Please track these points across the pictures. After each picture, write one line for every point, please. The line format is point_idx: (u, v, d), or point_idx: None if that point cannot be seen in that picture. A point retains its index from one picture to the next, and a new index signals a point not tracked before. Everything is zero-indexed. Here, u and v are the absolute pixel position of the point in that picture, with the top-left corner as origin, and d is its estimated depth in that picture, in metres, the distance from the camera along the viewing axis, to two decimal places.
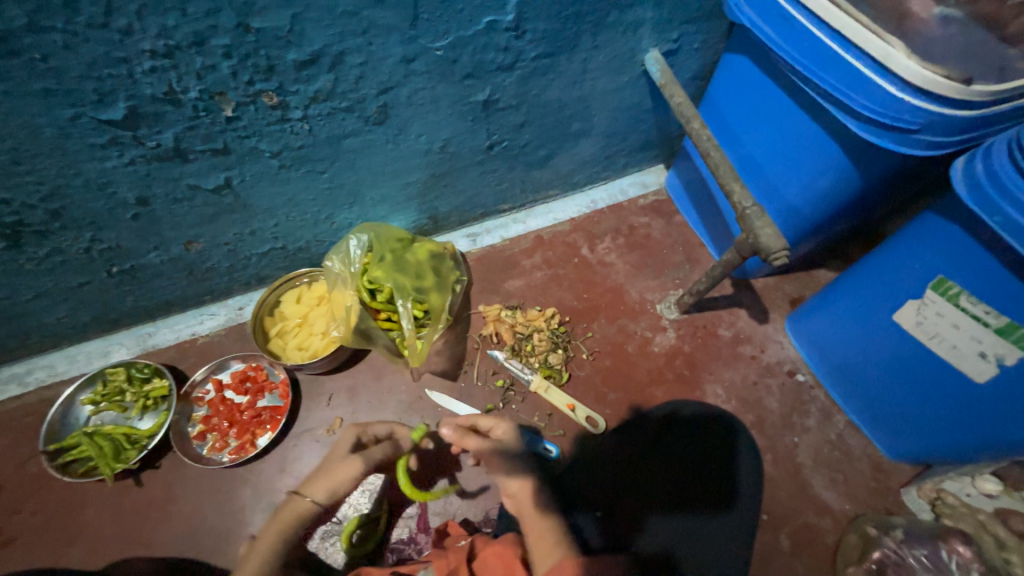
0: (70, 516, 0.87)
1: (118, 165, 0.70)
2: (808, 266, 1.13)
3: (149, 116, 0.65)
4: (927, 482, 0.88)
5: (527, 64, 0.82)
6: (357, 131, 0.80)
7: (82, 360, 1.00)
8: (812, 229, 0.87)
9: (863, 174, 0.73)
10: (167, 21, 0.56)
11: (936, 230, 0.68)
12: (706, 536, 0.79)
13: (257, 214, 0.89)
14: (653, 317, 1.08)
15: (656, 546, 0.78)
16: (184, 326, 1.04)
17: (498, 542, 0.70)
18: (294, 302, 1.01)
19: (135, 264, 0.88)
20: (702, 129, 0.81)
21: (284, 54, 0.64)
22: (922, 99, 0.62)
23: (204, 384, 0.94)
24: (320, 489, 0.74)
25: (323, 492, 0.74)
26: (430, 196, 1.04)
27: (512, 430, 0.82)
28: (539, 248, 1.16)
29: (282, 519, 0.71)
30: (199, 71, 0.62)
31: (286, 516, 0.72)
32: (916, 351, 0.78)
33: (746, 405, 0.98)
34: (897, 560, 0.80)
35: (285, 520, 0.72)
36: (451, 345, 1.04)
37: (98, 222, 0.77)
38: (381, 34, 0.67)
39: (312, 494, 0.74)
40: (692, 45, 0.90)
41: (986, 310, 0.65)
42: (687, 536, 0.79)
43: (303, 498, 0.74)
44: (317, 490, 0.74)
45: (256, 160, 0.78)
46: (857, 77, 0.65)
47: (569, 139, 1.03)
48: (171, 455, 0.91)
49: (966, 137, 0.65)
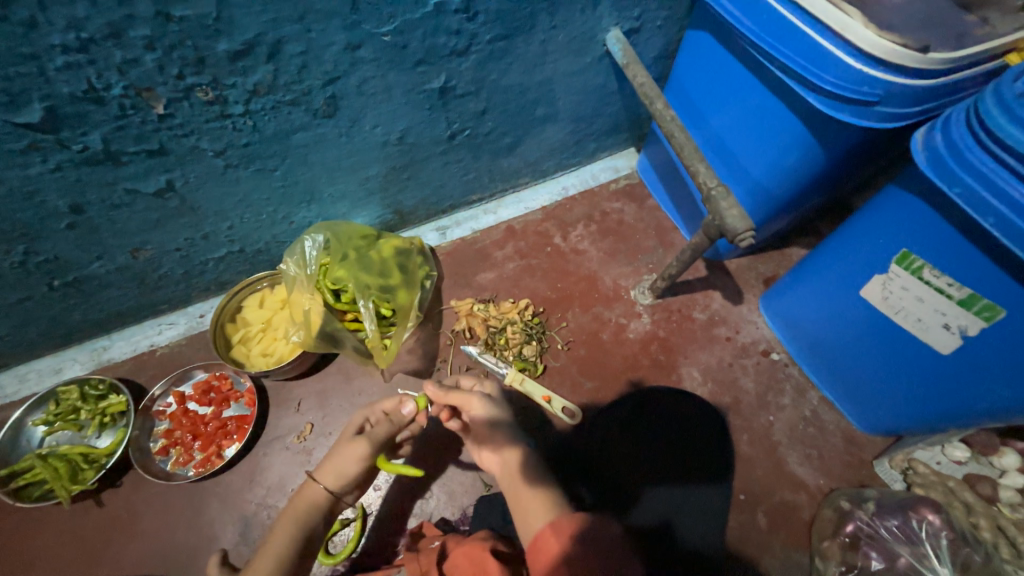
0: (28, 542, 0.83)
1: (43, 171, 0.65)
2: (779, 245, 1.13)
3: (71, 118, 0.60)
4: (899, 453, 0.89)
5: (482, 47, 0.78)
6: (306, 125, 0.76)
7: (33, 379, 0.95)
8: (779, 208, 0.87)
9: (827, 149, 0.72)
10: (76, 12, 0.51)
11: (900, 204, 0.67)
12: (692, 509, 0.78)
13: (208, 217, 0.84)
14: (627, 303, 1.06)
15: (655, 517, 0.76)
16: (141, 337, 1.00)
17: (467, 542, 0.66)
18: (256, 307, 0.98)
19: (79, 275, 0.83)
20: (665, 109, 0.79)
21: (213, 45, 0.60)
22: (881, 70, 0.60)
23: (165, 397, 0.91)
24: (329, 474, 0.70)
25: (333, 478, 0.69)
26: (393, 190, 1.01)
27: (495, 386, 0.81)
28: (511, 238, 1.14)
29: (296, 506, 0.68)
30: (120, 65, 0.58)
31: (301, 504, 0.68)
32: (884, 324, 0.78)
33: (722, 386, 0.98)
34: (870, 533, 0.80)
35: (299, 509, 0.67)
36: (423, 343, 1.02)
37: (30, 233, 0.72)
38: (319, 20, 0.63)
39: (323, 479, 0.70)
40: (654, 22, 0.88)
41: (949, 282, 0.65)
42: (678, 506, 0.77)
43: (313, 483, 0.69)
44: (326, 475, 0.70)
45: (198, 160, 0.73)
46: (816, 50, 0.63)
47: (535, 125, 1.00)
48: (133, 472, 0.88)
49: (924, 107, 0.64)
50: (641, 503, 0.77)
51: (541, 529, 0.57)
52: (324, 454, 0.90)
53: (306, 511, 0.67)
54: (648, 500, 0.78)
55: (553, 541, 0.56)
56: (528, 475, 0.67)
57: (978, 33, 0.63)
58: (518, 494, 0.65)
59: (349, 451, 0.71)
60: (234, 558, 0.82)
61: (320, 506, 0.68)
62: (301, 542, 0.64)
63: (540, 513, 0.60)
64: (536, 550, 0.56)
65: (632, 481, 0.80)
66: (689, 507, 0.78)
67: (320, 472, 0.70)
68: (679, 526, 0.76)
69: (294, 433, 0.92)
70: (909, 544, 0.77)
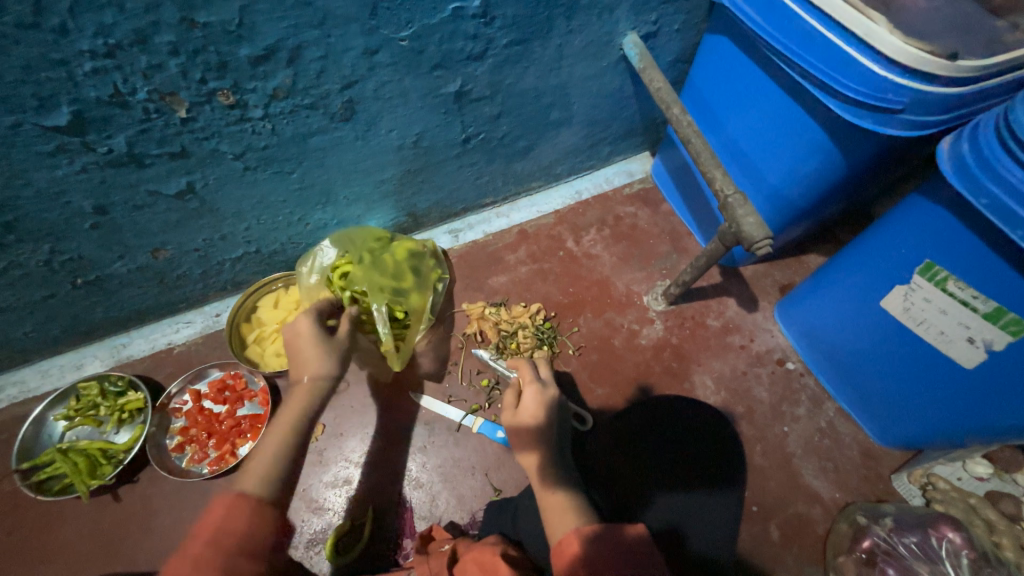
0: (47, 534, 0.85)
1: (70, 173, 0.66)
2: (796, 252, 1.11)
3: (96, 121, 0.62)
4: (917, 468, 0.88)
5: (499, 51, 0.78)
6: (323, 128, 0.77)
7: (55, 374, 0.97)
8: (798, 215, 0.85)
9: (848, 156, 0.71)
10: (104, 19, 0.53)
11: (922, 214, 0.66)
12: (703, 515, 0.75)
13: (226, 218, 0.86)
14: (640, 309, 1.06)
15: (661, 521, 0.73)
16: (160, 335, 1.02)
17: (478, 546, 0.66)
18: (271, 307, 0.99)
19: (100, 274, 0.85)
20: (683, 115, 0.78)
21: (236, 50, 0.61)
22: (906, 77, 0.59)
23: (182, 395, 0.92)
24: (319, 364, 0.68)
25: (332, 362, 0.69)
26: (408, 192, 1.01)
27: (539, 398, 0.77)
28: (523, 242, 1.14)
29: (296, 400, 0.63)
30: (145, 70, 0.59)
31: (297, 400, 0.64)
32: (904, 336, 0.76)
33: (736, 395, 0.97)
34: (888, 549, 0.79)
35: (300, 403, 0.64)
36: (435, 346, 1.02)
37: (56, 233, 0.74)
38: (339, 25, 0.64)
39: (311, 373, 0.67)
40: (672, 27, 0.87)
41: (974, 295, 0.63)
42: (687, 512, 0.74)
43: (303, 380, 0.66)
44: (317, 367, 0.67)
45: (218, 163, 0.75)
46: (837, 55, 0.62)
47: (549, 129, 1.00)
48: (150, 468, 0.89)
49: (951, 116, 0.63)
50: (650, 509, 0.75)
51: (565, 533, 0.61)
52: (336, 454, 0.92)
53: (307, 404, 0.64)
54: (658, 504, 0.75)
55: (573, 547, 0.59)
56: (547, 478, 0.69)
57: (1009, 39, 0.62)
58: (543, 497, 0.67)
59: (339, 347, 0.72)
60: None
61: (323, 393, 0.66)
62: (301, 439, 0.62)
63: (559, 520, 0.63)
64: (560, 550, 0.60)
65: (639, 487, 0.77)
66: (699, 514, 0.75)
67: (311, 364, 0.67)
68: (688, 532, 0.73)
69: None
70: (927, 562, 0.76)
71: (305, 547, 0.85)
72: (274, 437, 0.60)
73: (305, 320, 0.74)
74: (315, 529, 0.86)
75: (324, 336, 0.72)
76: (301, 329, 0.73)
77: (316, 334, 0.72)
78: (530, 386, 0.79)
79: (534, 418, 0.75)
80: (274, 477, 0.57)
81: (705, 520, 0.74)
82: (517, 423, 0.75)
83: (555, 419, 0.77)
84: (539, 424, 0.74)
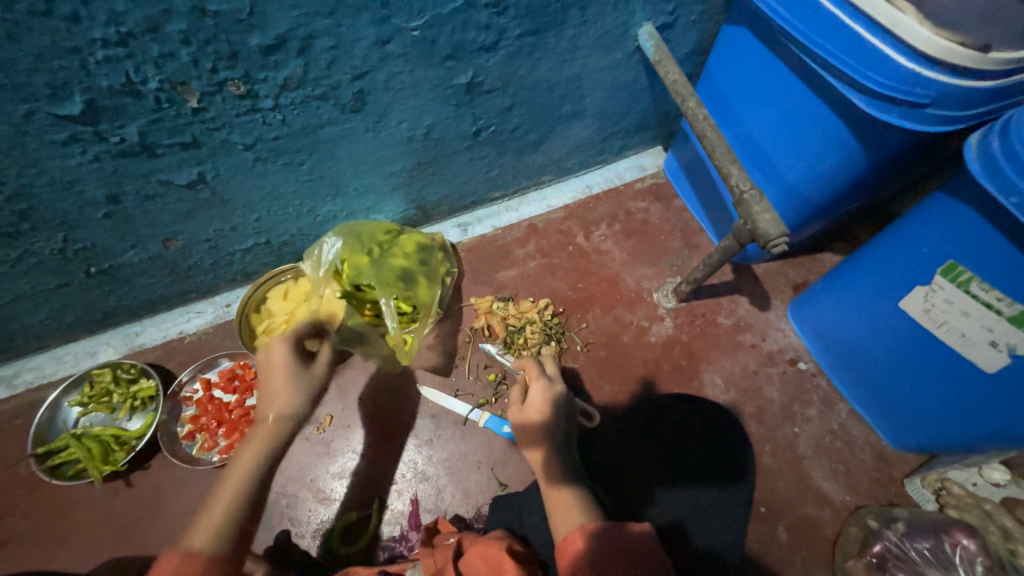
0: (61, 518, 0.86)
1: (83, 162, 0.67)
2: (811, 250, 1.09)
3: (109, 110, 0.62)
4: (931, 473, 0.86)
5: (512, 42, 0.77)
6: (333, 119, 0.77)
7: (69, 361, 0.99)
8: (814, 213, 0.83)
9: (870, 152, 0.69)
10: (116, 7, 0.52)
11: (947, 213, 0.64)
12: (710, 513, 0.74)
13: (237, 209, 0.86)
14: (650, 306, 1.04)
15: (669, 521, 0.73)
16: (171, 324, 1.03)
17: (483, 540, 0.66)
18: (281, 298, 0.99)
19: (113, 263, 0.86)
20: (699, 108, 0.76)
21: (246, 39, 0.60)
22: (935, 70, 0.57)
23: (192, 384, 0.93)
24: (285, 399, 0.64)
25: (299, 397, 0.65)
26: (417, 185, 1.01)
27: (544, 393, 0.77)
28: (532, 236, 1.13)
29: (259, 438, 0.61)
30: (156, 59, 0.58)
31: (258, 441, 0.60)
32: (923, 338, 0.74)
33: (746, 395, 0.96)
34: (899, 554, 0.78)
35: (263, 439, 0.61)
36: (443, 340, 1.02)
37: (70, 222, 0.74)
38: (350, 14, 0.63)
39: (275, 411, 0.63)
40: (689, 18, 0.85)
41: (998, 297, 0.61)
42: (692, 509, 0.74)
43: (266, 418, 0.63)
44: (283, 402, 0.64)
45: (228, 153, 0.74)
46: (862, 47, 0.60)
47: (561, 122, 0.99)
48: (161, 455, 0.90)
49: (981, 111, 0.60)
50: (654, 504, 0.75)
51: (568, 530, 0.60)
52: (343, 446, 0.92)
53: (270, 442, 0.61)
54: (662, 501, 0.75)
55: (578, 543, 0.58)
56: (553, 476, 0.69)
57: None
58: (550, 492, 0.67)
59: (310, 380, 0.68)
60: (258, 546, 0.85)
61: (287, 429, 0.62)
62: (260, 484, 0.58)
63: (564, 515, 0.63)
64: (565, 546, 0.59)
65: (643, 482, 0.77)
66: (704, 510, 0.74)
67: (276, 400, 0.64)
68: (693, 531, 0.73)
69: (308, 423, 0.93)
70: (940, 568, 0.76)
71: (311, 538, 0.86)
72: (233, 484, 0.57)
73: (278, 349, 0.71)
74: (321, 520, 0.87)
75: (298, 366, 0.69)
76: (274, 357, 0.70)
77: (287, 365, 0.68)
78: (536, 381, 0.79)
79: (538, 415, 0.75)
80: (230, 530, 0.54)
81: (710, 518, 0.74)
82: (524, 420, 0.75)
83: (560, 413, 0.77)
84: (545, 420, 0.75)
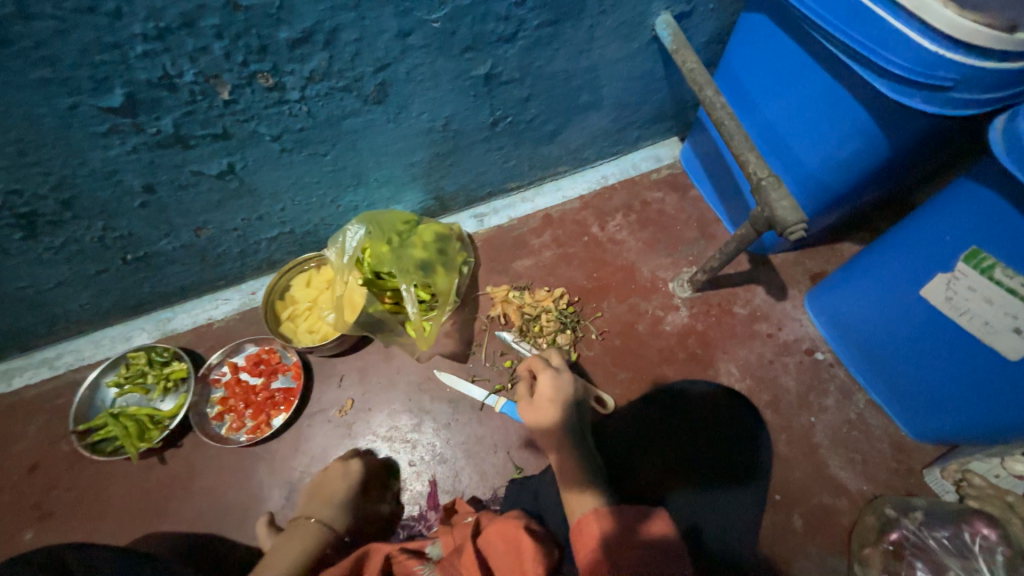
0: (101, 492, 0.91)
1: (122, 153, 0.70)
2: (830, 240, 1.08)
3: (146, 103, 0.65)
4: (951, 464, 0.83)
5: (529, 33, 0.78)
6: (356, 111, 0.79)
7: (106, 344, 1.04)
8: (834, 201, 0.83)
9: (892, 138, 0.68)
10: (155, 3, 0.55)
11: (970, 198, 0.63)
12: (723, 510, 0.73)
13: (263, 199, 0.89)
14: (665, 295, 1.05)
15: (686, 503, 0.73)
16: (200, 311, 1.07)
17: (502, 518, 0.69)
18: (304, 286, 1.03)
19: (148, 251, 0.90)
20: (716, 96, 0.76)
21: (275, 33, 0.63)
22: (959, 52, 0.57)
23: (221, 367, 0.97)
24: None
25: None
26: (435, 176, 1.03)
27: (552, 386, 0.78)
28: (548, 226, 1.14)
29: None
30: (191, 53, 0.61)
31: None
32: (944, 326, 0.73)
33: (762, 384, 0.96)
34: (916, 542, 0.78)
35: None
36: (460, 328, 1.04)
37: (108, 210, 0.78)
38: (374, 8, 0.65)
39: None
40: (707, 6, 0.84)
41: (1022, 283, 0.60)
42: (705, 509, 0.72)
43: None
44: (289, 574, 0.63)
45: (257, 144, 0.77)
46: (883, 31, 0.60)
47: (577, 112, 1.00)
48: (192, 435, 0.95)
49: (1007, 93, 0.60)
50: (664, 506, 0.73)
51: (583, 514, 0.64)
52: (364, 428, 0.95)
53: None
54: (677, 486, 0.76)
55: (592, 527, 0.63)
56: (571, 478, 0.70)
57: None
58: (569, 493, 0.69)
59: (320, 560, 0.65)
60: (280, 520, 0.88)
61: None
62: None
63: (579, 508, 0.66)
64: (579, 534, 0.63)
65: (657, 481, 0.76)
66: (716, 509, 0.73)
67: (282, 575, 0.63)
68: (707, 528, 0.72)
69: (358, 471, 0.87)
70: (960, 558, 0.74)
71: None
72: None
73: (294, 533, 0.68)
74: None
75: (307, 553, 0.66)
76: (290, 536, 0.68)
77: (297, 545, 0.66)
78: (545, 376, 0.79)
79: (547, 415, 0.76)
80: None
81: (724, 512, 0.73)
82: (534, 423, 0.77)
83: (571, 407, 0.77)
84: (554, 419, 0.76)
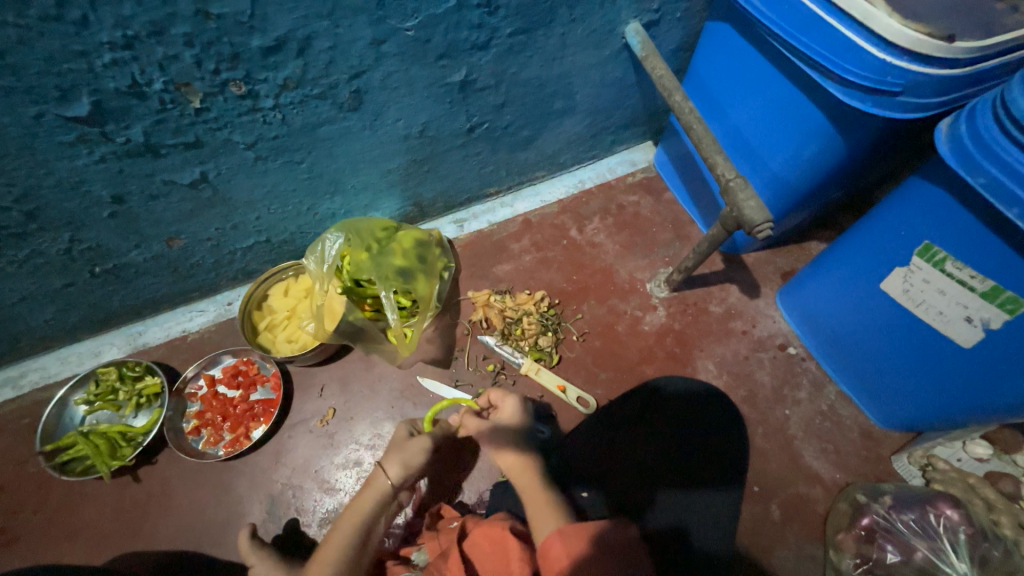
0: (71, 514, 0.88)
1: (89, 163, 0.69)
2: (798, 239, 1.13)
3: (115, 111, 0.64)
4: (918, 449, 0.89)
5: (502, 41, 0.79)
6: (331, 118, 0.79)
7: (74, 361, 1.00)
8: (798, 201, 0.87)
9: (849, 140, 0.72)
10: (123, 11, 0.55)
11: (921, 195, 0.67)
12: (704, 511, 0.77)
13: (238, 208, 0.88)
14: (643, 296, 1.07)
15: (667, 522, 0.76)
16: (174, 323, 1.04)
17: (487, 522, 0.68)
18: (282, 295, 1.02)
19: (118, 263, 0.87)
20: (684, 101, 0.79)
21: (248, 41, 0.63)
22: (905, 59, 0.60)
23: (197, 380, 0.95)
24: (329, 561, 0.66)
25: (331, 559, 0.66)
26: (413, 182, 1.03)
27: (517, 403, 0.82)
28: (527, 231, 1.15)
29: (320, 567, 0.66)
30: (161, 61, 0.61)
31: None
32: (904, 318, 0.77)
33: (738, 379, 0.98)
34: (887, 526, 0.81)
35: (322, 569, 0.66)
36: (442, 333, 1.04)
37: (76, 222, 0.76)
38: (347, 15, 0.65)
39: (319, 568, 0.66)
40: (674, 15, 0.88)
41: (972, 275, 0.64)
42: (691, 511, 0.77)
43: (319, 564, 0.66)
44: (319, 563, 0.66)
45: (230, 153, 0.77)
46: (836, 39, 0.63)
47: (553, 118, 1.02)
48: (167, 451, 0.92)
49: (948, 99, 0.64)
50: (654, 508, 0.77)
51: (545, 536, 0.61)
52: (347, 436, 0.94)
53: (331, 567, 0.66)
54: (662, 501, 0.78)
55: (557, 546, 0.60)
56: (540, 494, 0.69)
57: (1007, 21, 0.62)
58: (530, 505, 0.68)
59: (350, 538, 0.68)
60: (263, 533, 0.87)
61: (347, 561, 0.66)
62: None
63: (540, 523, 0.64)
64: (545, 557, 0.60)
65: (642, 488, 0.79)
66: (702, 511, 0.78)
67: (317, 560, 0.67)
68: (693, 531, 0.76)
69: (406, 428, 0.80)
70: (926, 539, 0.78)
71: (318, 526, 0.87)
72: None
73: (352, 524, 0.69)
74: None
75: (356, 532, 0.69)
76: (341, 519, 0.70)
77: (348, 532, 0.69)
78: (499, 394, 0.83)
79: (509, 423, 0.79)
80: None
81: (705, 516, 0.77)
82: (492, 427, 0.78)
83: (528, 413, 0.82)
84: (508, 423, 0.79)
